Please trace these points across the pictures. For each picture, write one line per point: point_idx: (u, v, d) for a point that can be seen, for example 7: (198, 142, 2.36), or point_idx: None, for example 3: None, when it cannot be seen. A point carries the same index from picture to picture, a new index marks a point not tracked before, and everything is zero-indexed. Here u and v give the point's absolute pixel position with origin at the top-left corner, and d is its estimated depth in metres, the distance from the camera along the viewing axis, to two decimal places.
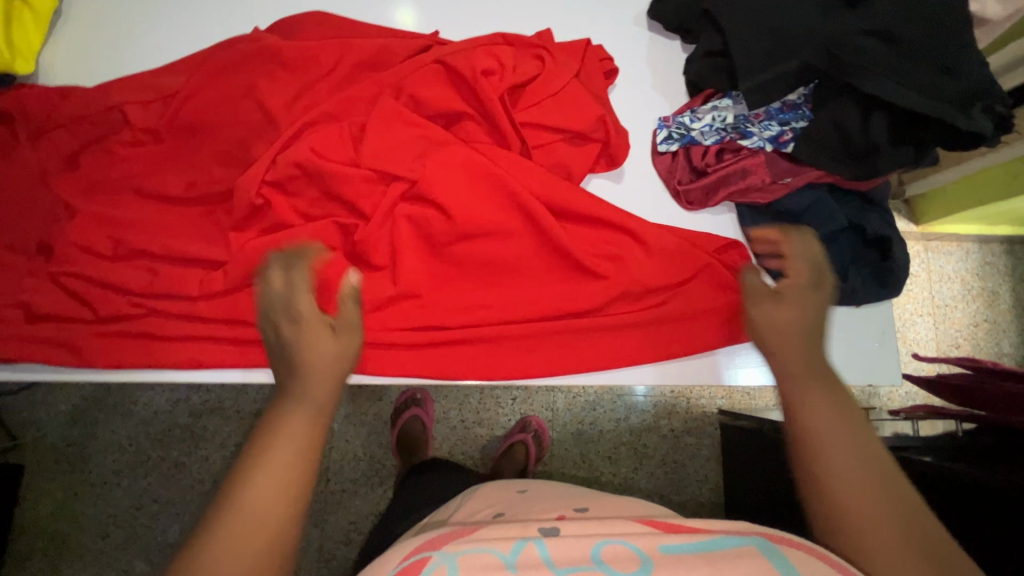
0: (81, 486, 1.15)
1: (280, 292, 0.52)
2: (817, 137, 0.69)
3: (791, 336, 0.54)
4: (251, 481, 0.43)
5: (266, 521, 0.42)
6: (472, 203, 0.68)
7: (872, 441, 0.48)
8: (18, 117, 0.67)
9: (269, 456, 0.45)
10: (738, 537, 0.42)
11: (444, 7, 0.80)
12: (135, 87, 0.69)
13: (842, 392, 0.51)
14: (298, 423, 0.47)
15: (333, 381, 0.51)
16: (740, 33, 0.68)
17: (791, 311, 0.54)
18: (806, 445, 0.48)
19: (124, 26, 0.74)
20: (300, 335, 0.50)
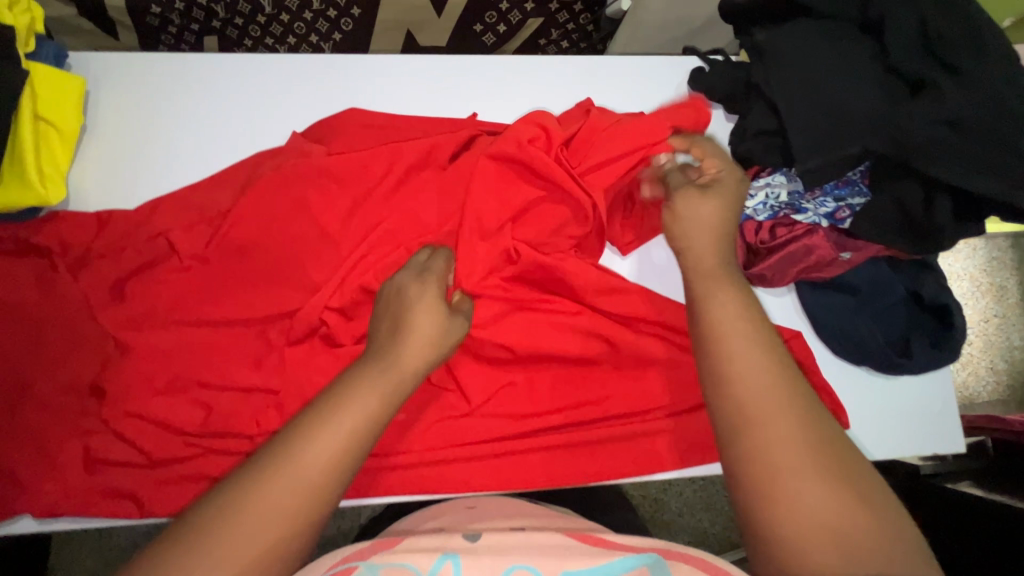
0: (116, 558, 1.12)
1: (417, 263, 0.62)
2: (878, 215, 0.68)
3: (705, 232, 0.62)
4: (319, 437, 0.50)
5: (317, 474, 0.48)
6: (534, 312, 0.68)
7: (793, 378, 0.53)
8: (58, 249, 0.65)
9: (341, 412, 0.51)
10: (633, 558, 0.50)
11: (476, 80, 0.76)
12: (180, 214, 0.67)
13: (749, 297, 0.58)
14: (382, 386, 0.53)
15: (420, 355, 0.57)
16: (799, 118, 0.66)
17: (715, 213, 0.63)
18: (719, 344, 0.54)
19: (156, 140, 0.70)
20: (418, 296, 0.59)
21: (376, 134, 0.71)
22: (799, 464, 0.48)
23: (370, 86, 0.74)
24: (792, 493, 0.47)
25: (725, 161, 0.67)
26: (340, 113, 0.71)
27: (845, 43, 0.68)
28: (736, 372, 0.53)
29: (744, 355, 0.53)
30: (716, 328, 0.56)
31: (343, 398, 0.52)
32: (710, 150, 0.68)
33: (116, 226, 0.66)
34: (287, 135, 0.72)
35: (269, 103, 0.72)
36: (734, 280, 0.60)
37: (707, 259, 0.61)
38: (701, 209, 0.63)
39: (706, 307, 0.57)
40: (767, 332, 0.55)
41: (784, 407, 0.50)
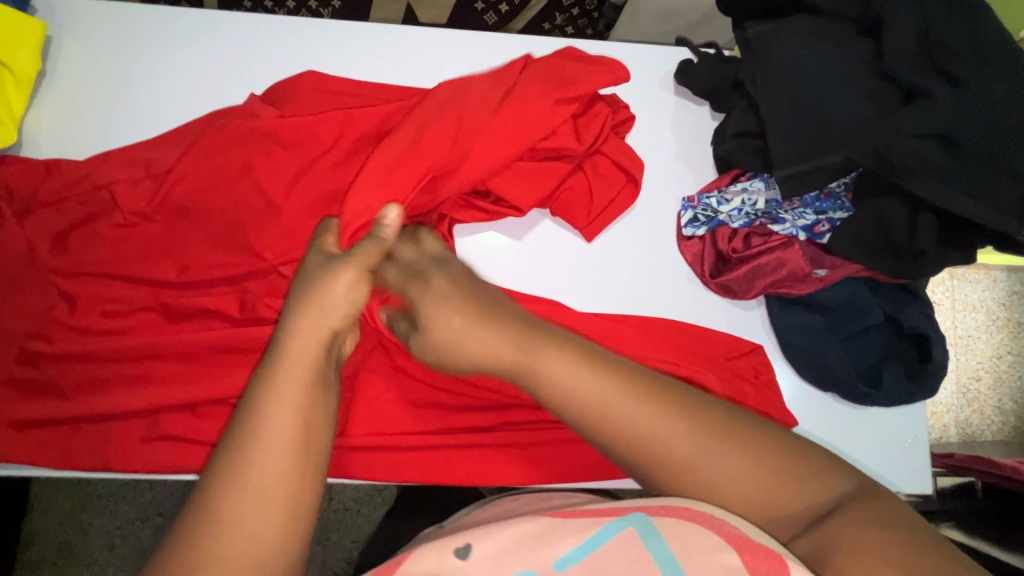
0: (85, 496, 1.14)
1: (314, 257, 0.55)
2: (858, 233, 0.63)
3: (460, 293, 0.54)
4: (253, 457, 0.42)
5: (277, 497, 0.41)
6: None
7: (648, 383, 0.48)
8: (2, 194, 0.63)
9: (261, 427, 0.43)
10: (619, 521, 0.45)
11: (450, 53, 0.73)
12: (127, 166, 0.64)
13: (571, 335, 0.51)
14: (296, 380, 0.45)
15: (312, 326, 0.48)
16: (779, 120, 0.62)
17: (461, 306, 0.53)
18: (581, 408, 0.47)
19: (114, 93, 0.69)
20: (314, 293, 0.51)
21: (337, 100, 0.68)
22: (716, 461, 0.45)
23: (338, 50, 0.71)
24: (711, 486, 0.45)
25: (434, 253, 0.59)
26: (299, 76, 0.69)
27: (840, 43, 0.63)
28: (607, 415, 0.46)
29: (614, 398, 0.47)
30: (580, 407, 0.47)
31: (254, 418, 0.43)
32: (414, 252, 0.59)
33: (63, 173, 0.64)
34: (246, 96, 0.70)
35: (232, 61, 0.70)
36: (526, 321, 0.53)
37: (500, 350, 0.50)
38: (444, 297, 0.54)
39: (543, 378, 0.48)
40: (605, 356, 0.49)
41: (651, 411, 0.46)
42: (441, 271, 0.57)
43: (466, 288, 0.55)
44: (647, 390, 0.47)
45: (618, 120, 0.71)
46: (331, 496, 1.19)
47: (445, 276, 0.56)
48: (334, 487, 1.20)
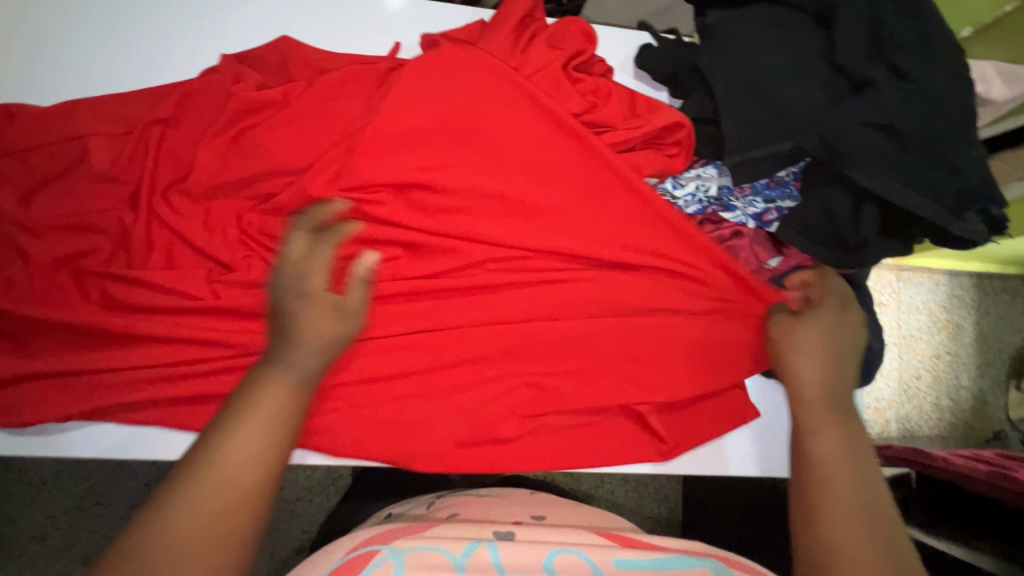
0: (12, 485, 1.06)
1: (300, 259, 0.57)
2: (805, 221, 0.64)
3: (814, 353, 0.61)
4: (234, 436, 0.50)
5: (244, 469, 0.49)
6: (429, 283, 0.63)
7: (868, 466, 0.57)
8: None
9: (250, 419, 0.50)
10: (696, 560, 0.52)
11: (405, 20, 0.69)
12: (50, 126, 0.59)
13: (853, 424, 0.59)
14: (280, 385, 0.52)
15: (320, 354, 0.55)
16: (733, 105, 0.62)
17: (818, 335, 0.62)
18: (808, 461, 0.58)
19: (30, 42, 0.62)
20: (315, 300, 0.55)
21: (283, 65, 0.64)
22: (848, 514, 0.53)
23: (283, 9, 0.67)
24: (843, 526, 0.53)
25: (841, 297, 0.64)
26: (244, 40, 0.66)
27: (794, 33, 0.63)
28: (827, 473, 0.56)
29: (828, 448, 0.57)
30: (814, 465, 0.57)
31: (243, 405, 0.51)
32: (830, 284, 0.66)
33: None
34: (185, 55, 0.65)
35: (169, 13, 0.65)
36: (842, 409, 0.60)
37: (809, 392, 0.60)
38: (816, 330, 0.62)
39: (817, 440, 0.58)
40: (868, 455, 0.57)
41: (852, 503, 0.54)
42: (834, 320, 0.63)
43: (825, 352, 0.61)
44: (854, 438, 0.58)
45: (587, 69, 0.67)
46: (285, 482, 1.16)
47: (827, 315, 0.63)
48: (285, 475, 1.15)
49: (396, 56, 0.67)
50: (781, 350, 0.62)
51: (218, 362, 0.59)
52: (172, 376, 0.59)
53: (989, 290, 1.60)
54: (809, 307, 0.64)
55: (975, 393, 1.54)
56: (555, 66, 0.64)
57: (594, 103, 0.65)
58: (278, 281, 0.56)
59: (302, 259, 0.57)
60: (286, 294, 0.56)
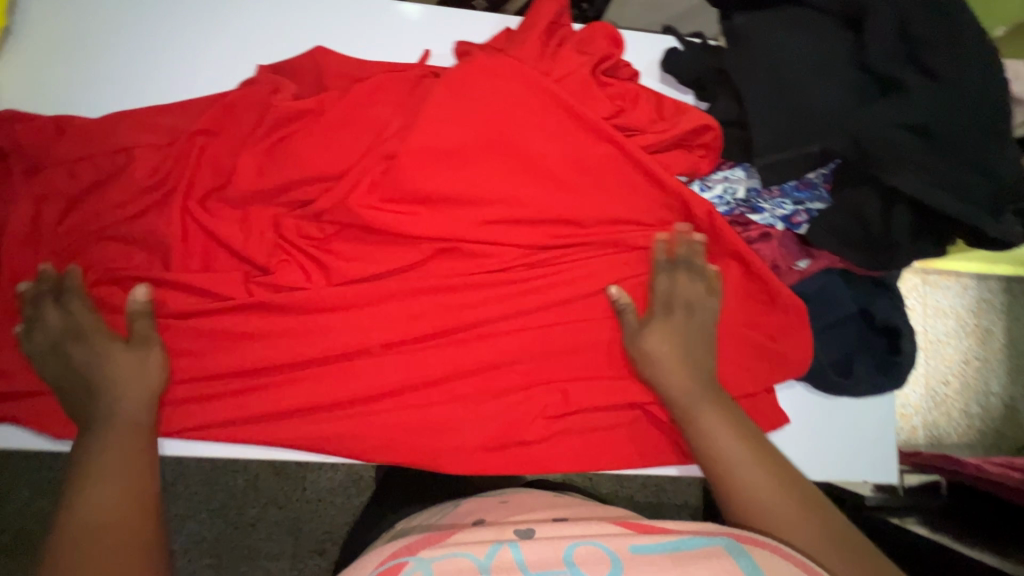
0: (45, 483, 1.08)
1: (60, 328, 0.56)
2: (835, 223, 0.64)
3: (675, 362, 0.60)
4: (96, 483, 0.51)
5: (115, 518, 0.49)
6: (456, 284, 0.63)
7: (767, 447, 0.57)
8: (15, 154, 0.61)
9: (100, 468, 0.51)
10: (705, 538, 0.46)
11: (434, 30, 0.71)
12: (97, 136, 0.62)
13: (737, 411, 0.60)
14: (122, 434, 0.54)
15: (145, 402, 0.56)
16: (760, 108, 0.63)
17: (667, 340, 0.61)
18: (713, 464, 0.57)
19: (82, 57, 0.66)
20: (94, 350, 0.56)
21: (316, 73, 0.66)
22: (770, 491, 0.54)
23: (317, 21, 0.69)
24: (764, 501, 0.53)
25: (687, 306, 0.62)
26: (280, 52, 0.68)
27: (821, 35, 0.63)
28: (728, 467, 0.56)
29: (722, 440, 0.57)
30: (714, 462, 0.57)
31: (88, 463, 0.52)
32: (689, 288, 0.63)
33: (23, 139, 0.61)
34: (224, 67, 0.68)
35: (209, 27, 0.68)
36: (713, 391, 0.60)
37: (677, 392, 0.60)
38: (660, 340, 0.61)
39: (702, 434, 0.58)
40: (753, 433, 0.58)
41: (765, 476, 0.55)
42: (675, 326, 0.62)
43: (677, 356, 0.61)
44: (742, 426, 0.58)
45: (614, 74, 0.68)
46: (305, 484, 1.18)
47: (675, 326, 0.62)
48: (308, 476, 1.17)
49: (426, 64, 0.69)
50: (651, 370, 0.61)
51: (249, 364, 0.60)
52: (209, 376, 0.60)
53: (1018, 295, 1.56)
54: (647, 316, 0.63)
55: (1006, 400, 1.51)
56: (583, 70, 0.64)
57: (623, 107, 0.65)
58: (37, 360, 0.57)
59: (58, 327, 0.56)
60: (57, 367, 0.56)
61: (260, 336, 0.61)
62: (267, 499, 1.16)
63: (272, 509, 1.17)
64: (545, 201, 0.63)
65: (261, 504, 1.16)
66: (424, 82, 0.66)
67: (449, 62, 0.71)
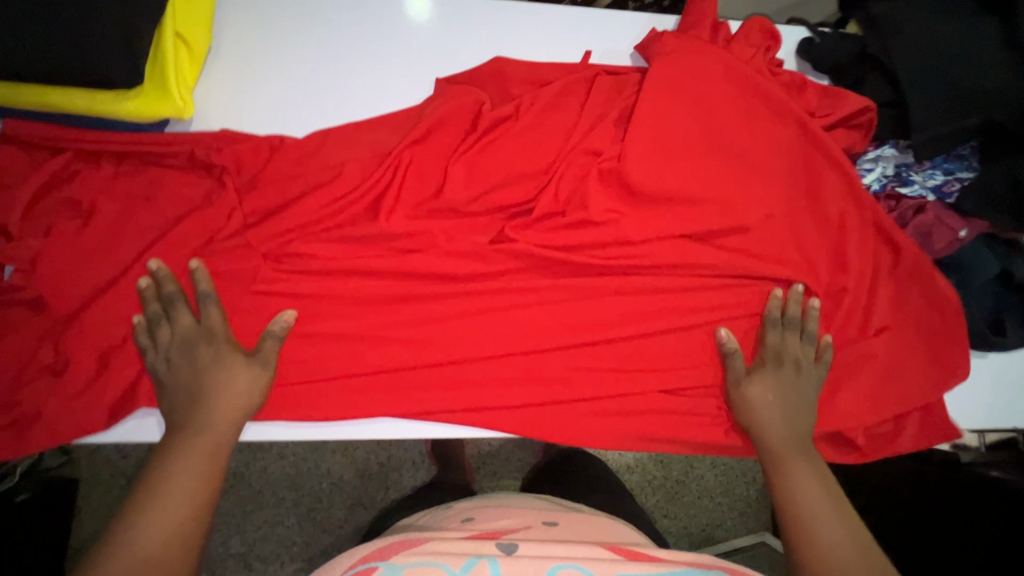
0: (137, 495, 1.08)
1: (184, 334, 0.60)
2: (984, 191, 0.69)
3: (773, 410, 0.64)
4: (155, 516, 0.53)
5: (160, 551, 0.52)
6: (637, 265, 0.68)
7: (845, 506, 0.62)
8: (232, 168, 0.66)
9: (168, 489, 0.55)
10: (700, 573, 0.51)
11: (591, 31, 0.77)
12: (306, 153, 0.67)
13: (819, 466, 0.64)
14: (203, 463, 0.57)
15: (231, 422, 0.59)
16: (919, 86, 0.68)
17: (772, 391, 0.64)
18: (793, 504, 0.61)
19: (277, 71, 0.70)
20: (206, 359, 0.59)
21: (496, 78, 0.71)
22: (844, 547, 0.58)
23: (488, 30, 0.74)
24: (836, 549, 0.57)
25: (798, 359, 0.66)
26: (457, 58, 0.73)
27: (968, 20, 0.69)
28: (807, 512, 0.60)
29: (806, 488, 0.61)
30: (796, 504, 0.61)
31: (161, 480, 0.55)
32: (790, 338, 0.66)
33: (239, 155, 0.66)
34: (408, 76, 0.72)
35: (391, 40, 0.72)
36: (805, 447, 0.64)
37: (774, 439, 0.63)
38: (761, 387, 0.65)
39: (790, 477, 0.62)
40: (842, 503, 0.61)
41: (837, 530, 0.59)
42: (786, 376, 0.65)
43: (779, 406, 0.64)
44: (826, 482, 0.62)
45: (772, 64, 0.73)
46: (388, 484, 1.16)
47: (779, 374, 0.65)
48: (390, 476, 1.16)
49: (589, 63, 0.74)
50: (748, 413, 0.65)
51: (459, 350, 0.65)
52: (422, 365, 0.65)
53: None
54: (754, 365, 0.66)
55: None
56: (751, 62, 0.70)
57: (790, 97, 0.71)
58: (153, 353, 0.60)
59: (192, 329, 0.60)
60: (180, 368, 0.59)
61: (466, 326, 0.66)
62: (352, 500, 1.15)
63: (358, 510, 1.15)
64: (727, 183, 0.67)
65: (346, 506, 1.15)
66: (598, 79, 0.71)
67: (607, 61, 0.76)
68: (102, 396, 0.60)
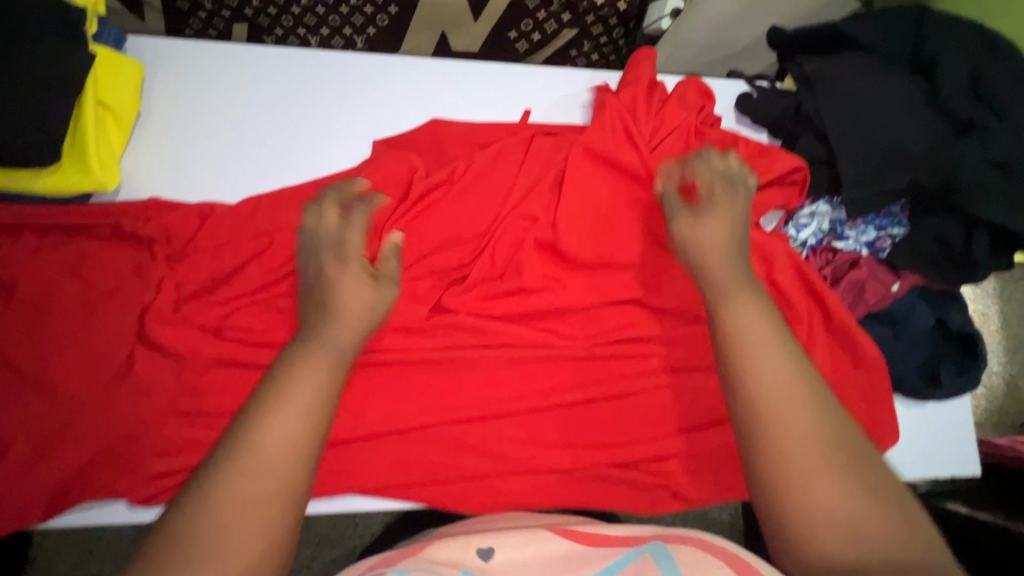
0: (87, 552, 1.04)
1: (331, 232, 0.61)
2: (920, 249, 0.71)
3: (718, 246, 0.62)
4: (276, 415, 0.50)
5: (282, 451, 0.49)
6: (575, 328, 0.69)
7: (825, 401, 0.53)
8: (161, 239, 0.65)
9: (290, 393, 0.52)
10: (639, 552, 0.50)
11: (530, 88, 0.77)
12: (238, 221, 0.66)
13: (786, 333, 0.57)
14: (320, 368, 0.54)
15: (354, 329, 0.58)
16: (851, 146, 0.69)
17: (715, 225, 0.63)
18: (740, 362, 0.55)
19: (209, 135, 0.69)
20: (333, 275, 0.59)
21: (434, 141, 0.72)
22: (809, 464, 0.50)
23: (427, 90, 0.75)
24: (801, 472, 0.50)
25: (727, 181, 0.65)
26: (396, 119, 0.73)
27: (897, 80, 0.71)
28: (763, 386, 0.54)
29: (773, 361, 0.54)
30: (745, 362, 0.55)
31: (282, 385, 0.53)
32: (716, 163, 0.66)
33: (169, 227, 0.65)
34: (345, 138, 0.72)
35: (327, 102, 0.72)
36: (750, 284, 0.60)
37: (717, 272, 0.61)
38: (707, 225, 0.63)
39: (728, 317, 0.58)
40: (806, 368, 0.55)
41: (801, 422, 0.52)
42: (721, 206, 0.64)
43: (728, 242, 0.62)
44: (784, 335, 0.56)
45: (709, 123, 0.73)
46: (357, 520, 1.11)
47: (721, 203, 0.64)
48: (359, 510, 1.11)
49: (528, 122, 0.75)
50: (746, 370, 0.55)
51: (397, 419, 0.65)
52: (359, 436, 0.64)
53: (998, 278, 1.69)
54: (697, 206, 0.64)
55: None
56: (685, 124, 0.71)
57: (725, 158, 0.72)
58: (306, 255, 0.61)
59: (333, 232, 0.61)
60: (313, 283, 0.60)
61: (404, 392, 0.66)
62: (318, 538, 1.08)
63: (326, 548, 1.09)
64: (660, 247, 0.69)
65: (314, 543, 1.09)
66: (535, 141, 0.72)
67: (547, 118, 0.77)
68: (26, 486, 0.58)
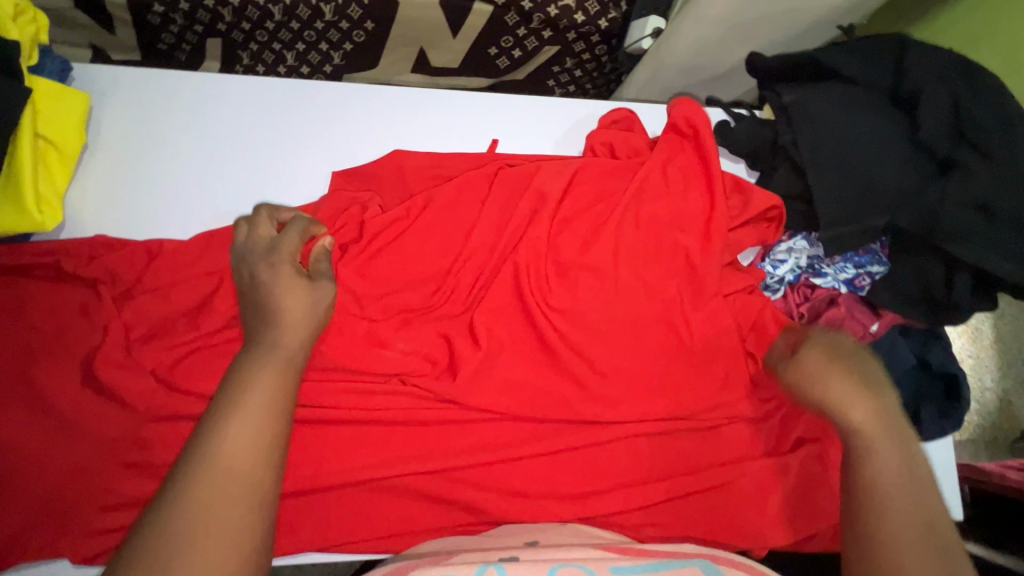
0: None
1: (267, 241, 0.60)
2: (899, 286, 0.69)
3: (829, 371, 0.59)
4: (232, 424, 0.48)
5: (249, 463, 0.47)
6: (542, 370, 0.66)
7: (916, 463, 0.54)
8: (107, 279, 0.62)
9: (247, 401, 0.49)
10: (683, 561, 0.49)
11: (498, 118, 0.75)
12: (190, 258, 0.64)
13: (892, 410, 0.57)
14: (274, 370, 0.52)
15: (302, 332, 0.56)
16: (828, 184, 0.66)
17: (825, 369, 0.59)
18: (866, 450, 0.54)
19: (159, 169, 0.67)
20: (269, 279, 0.57)
21: (396, 172, 0.69)
22: (901, 530, 0.50)
23: (390, 119, 0.72)
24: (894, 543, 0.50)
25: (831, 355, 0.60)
26: (356, 149, 0.71)
27: (877, 114, 0.68)
28: (878, 471, 0.53)
29: (886, 446, 0.54)
30: (866, 466, 0.54)
31: (238, 392, 0.50)
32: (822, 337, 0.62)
33: (115, 267, 0.62)
34: (303, 168, 0.69)
35: (284, 131, 0.69)
36: (878, 395, 0.57)
37: (834, 397, 0.57)
38: (827, 377, 0.58)
39: (851, 424, 0.56)
40: (904, 445, 0.55)
41: (897, 501, 0.52)
42: (824, 358, 0.60)
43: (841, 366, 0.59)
44: (890, 415, 0.56)
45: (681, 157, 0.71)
46: None
47: (821, 344, 0.61)
48: None
49: (495, 152, 0.72)
50: (808, 388, 0.59)
51: (353, 467, 0.61)
52: (313, 485, 0.61)
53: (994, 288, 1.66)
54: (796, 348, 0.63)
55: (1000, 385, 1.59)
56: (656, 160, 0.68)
57: (698, 193, 0.70)
58: (240, 265, 0.59)
59: (266, 242, 0.60)
60: (247, 289, 0.58)
61: (363, 437, 0.63)
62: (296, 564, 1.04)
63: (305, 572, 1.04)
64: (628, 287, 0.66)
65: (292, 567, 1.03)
66: (501, 174, 0.69)
67: (516, 148, 0.74)
68: None
